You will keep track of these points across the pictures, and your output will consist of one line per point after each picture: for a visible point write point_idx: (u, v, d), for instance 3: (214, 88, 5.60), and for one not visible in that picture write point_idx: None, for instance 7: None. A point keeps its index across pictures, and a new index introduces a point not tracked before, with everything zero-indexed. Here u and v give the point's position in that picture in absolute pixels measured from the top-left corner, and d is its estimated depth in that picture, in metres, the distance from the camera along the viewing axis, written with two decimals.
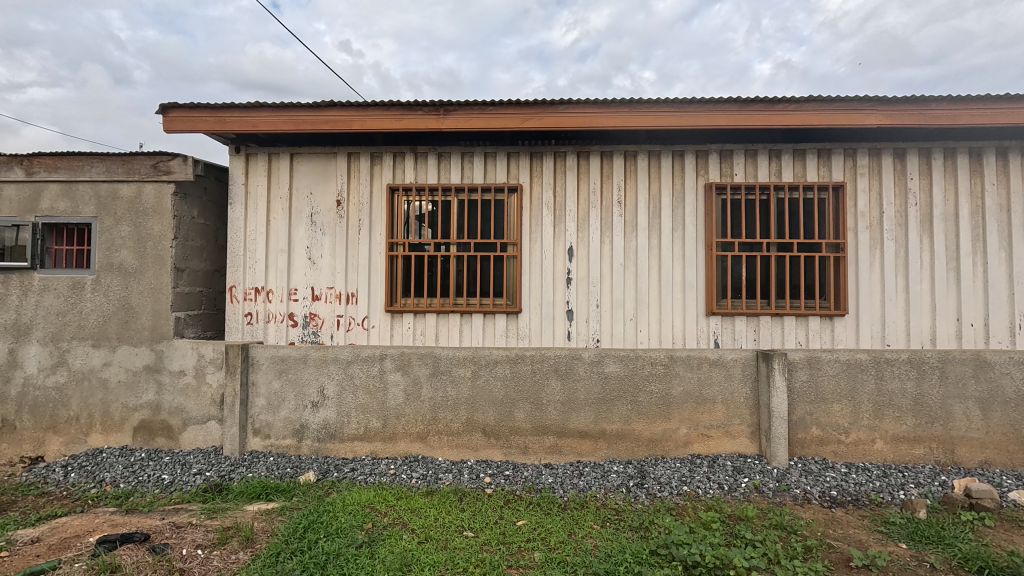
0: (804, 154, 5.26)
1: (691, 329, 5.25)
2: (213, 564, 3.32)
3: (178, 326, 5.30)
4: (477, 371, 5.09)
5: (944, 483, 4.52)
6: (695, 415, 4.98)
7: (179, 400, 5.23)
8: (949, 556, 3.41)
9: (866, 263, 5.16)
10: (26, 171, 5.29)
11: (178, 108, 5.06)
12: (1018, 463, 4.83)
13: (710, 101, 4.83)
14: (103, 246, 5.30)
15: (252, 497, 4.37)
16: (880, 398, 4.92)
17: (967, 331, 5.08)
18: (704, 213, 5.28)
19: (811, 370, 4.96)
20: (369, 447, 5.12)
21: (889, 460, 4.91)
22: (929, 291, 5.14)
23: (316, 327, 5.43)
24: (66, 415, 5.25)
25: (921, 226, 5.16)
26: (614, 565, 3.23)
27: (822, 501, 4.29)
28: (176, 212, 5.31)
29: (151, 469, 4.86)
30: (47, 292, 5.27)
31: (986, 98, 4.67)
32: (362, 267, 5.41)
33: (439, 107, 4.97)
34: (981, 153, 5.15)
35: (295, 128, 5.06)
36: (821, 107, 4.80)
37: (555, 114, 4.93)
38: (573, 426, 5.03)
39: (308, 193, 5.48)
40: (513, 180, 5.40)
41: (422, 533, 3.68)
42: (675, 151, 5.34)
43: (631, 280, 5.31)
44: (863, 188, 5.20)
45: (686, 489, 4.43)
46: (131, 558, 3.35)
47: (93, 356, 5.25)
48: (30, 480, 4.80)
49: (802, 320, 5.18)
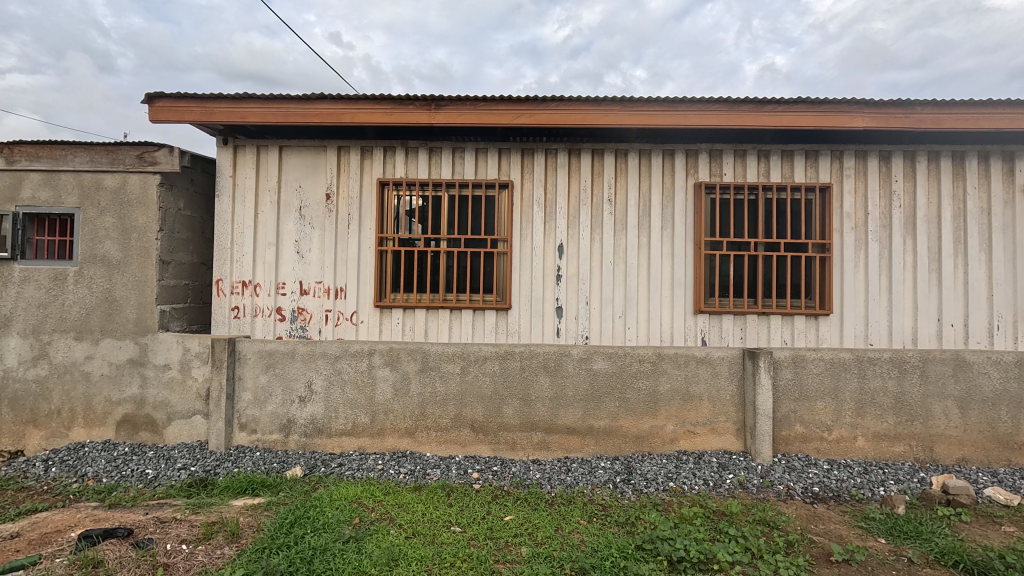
0: (793, 155, 5.32)
1: (679, 327, 5.30)
2: (198, 559, 3.29)
3: (164, 319, 5.23)
4: (466, 367, 5.09)
5: (923, 479, 4.62)
6: (682, 412, 5.04)
7: (164, 394, 5.17)
8: (926, 551, 3.49)
9: (851, 264, 5.24)
10: (7, 159, 5.19)
11: (164, 98, 4.99)
12: (994, 460, 4.95)
13: (701, 101, 4.86)
14: (86, 237, 5.21)
15: (238, 492, 4.34)
16: (862, 396, 5.01)
17: (947, 331, 5.19)
18: (693, 212, 5.32)
19: (796, 369, 5.03)
20: (356, 443, 5.11)
21: (870, 457, 5.01)
22: (911, 291, 5.23)
23: (304, 321, 5.39)
24: (47, 409, 5.17)
25: (905, 228, 5.25)
26: (600, 559, 3.26)
27: (805, 497, 4.36)
28: (162, 204, 5.23)
29: (135, 463, 4.81)
30: (28, 283, 5.17)
31: (969, 103, 4.76)
32: (351, 261, 5.38)
33: (430, 102, 4.95)
34: (964, 157, 5.25)
35: (284, 120, 5.01)
36: (810, 108, 4.85)
37: (547, 111, 4.93)
38: (561, 422, 5.05)
39: (297, 186, 5.44)
40: (503, 177, 5.40)
41: (409, 528, 3.69)
42: (666, 150, 5.37)
43: (620, 277, 5.34)
44: (849, 190, 5.27)
45: (672, 485, 4.48)
46: (115, 553, 3.32)
47: (75, 348, 5.17)
48: (10, 474, 4.72)
49: (788, 319, 5.26)
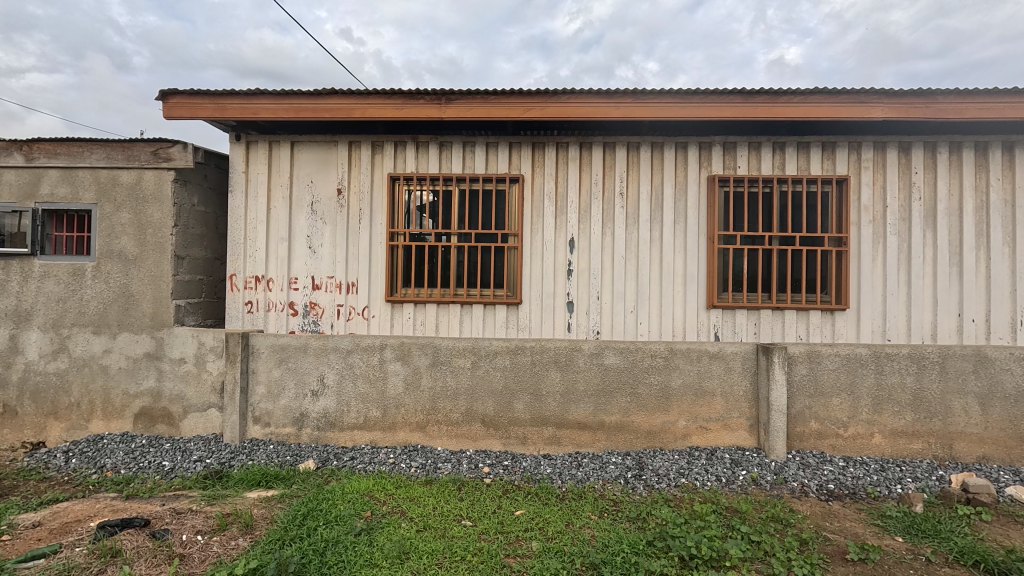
0: (808, 148, 5.23)
1: (691, 322, 5.24)
2: (213, 550, 3.34)
3: (179, 313, 5.31)
4: (476, 362, 5.10)
5: (942, 477, 4.54)
6: (694, 407, 4.99)
7: (179, 387, 5.24)
8: (945, 550, 3.43)
9: (868, 258, 5.14)
10: (25, 156, 5.26)
11: (178, 95, 5.03)
12: (1016, 458, 4.84)
13: (714, 93, 4.78)
14: (103, 233, 5.29)
15: (252, 485, 4.39)
16: (879, 392, 4.92)
17: (967, 326, 5.07)
18: (706, 206, 5.26)
19: (811, 364, 4.96)
20: (368, 436, 5.14)
21: (887, 454, 4.93)
22: (930, 286, 5.13)
23: (316, 315, 5.42)
24: (67, 402, 5.27)
25: (925, 221, 5.14)
26: (610, 555, 3.24)
27: (820, 494, 4.30)
28: (176, 200, 5.29)
29: (152, 455, 4.88)
30: (47, 279, 5.27)
31: (993, 91, 4.63)
32: (362, 256, 5.39)
33: (440, 96, 4.93)
34: (987, 148, 5.11)
35: (296, 116, 5.03)
36: (827, 98, 4.75)
37: (558, 104, 4.88)
38: (572, 417, 5.04)
39: (309, 182, 5.46)
40: (514, 171, 5.38)
41: (420, 522, 3.70)
42: (679, 143, 5.30)
43: (632, 272, 5.29)
44: (867, 182, 5.17)
45: (684, 481, 4.44)
46: (132, 543, 3.38)
47: (93, 342, 5.26)
48: (32, 465, 4.82)
49: (803, 314, 5.18)
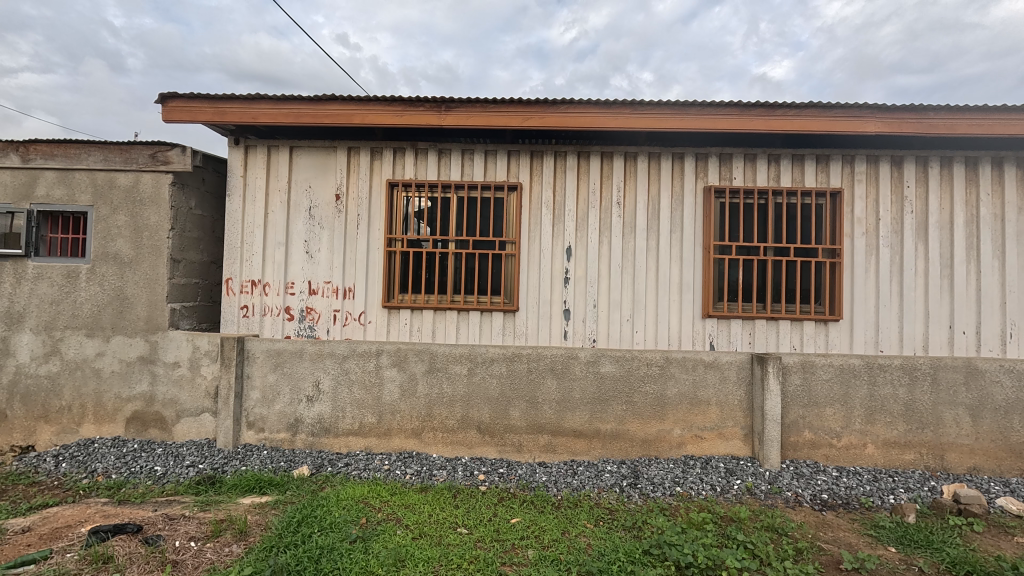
0: (802, 160, 5.30)
1: (687, 330, 5.28)
2: (207, 557, 3.31)
3: (175, 317, 5.27)
4: (473, 368, 5.10)
5: (934, 488, 4.57)
6: (689, 416, 5.02)
7: (173, 391, 5.21)
8: (937, 561, 3.46)
9: (861, 269, 5.21)
10: (22, 157, 5.25)
11: (177, 98, 5.03)
12: (1005, 470, 4.90)
13: (712, 105, 4.85)
14: (99, 235, 5.26)
15: (246, 491, 4.35)
16: (872, 403, 4.97)
17: (959, 338, 5.14)
18: (702, 216, 5.31)
19: (804, 374, 5.00)
20: (363, 442, 5.12)
21: (880, 465, 4.96)
22: (922, 298, 5.19)
23: (312, 320, 5.41)
24: (58, 404, 5.21)
25: (916, 234, 5.21)
26: (607, 563, 3.25)
27: (814, 503, 4.32)
28: (174, 203, 5.28)
29: (144, 460, 4.84)
30: (41, 280, 5.23)
31: (984, 108, 4.71)
32: (359, 262, 5.40)
33: (440, 103, 4.96)
34: (977, 163, 5.20)
35: (296, 121, 5.03)
36: (821, 112, 4.82)
37: (556, 113, 4.93)
38: (568, 425, 5.04)
39: (307, 187, 5.47)
40: (512, 179, 5.40)
41: (416, 529, 3.68)
42: (675, 154, 5.35)
43: (628, 281, 5.32)
44: (860, 195, 5.24)
45: (678, 490, 4.46)
46: (125, 549, 3.33)
47: (87, 345, 5.22)
48: (22, 469, 4.76)
49: (797, 324, 5.22)
